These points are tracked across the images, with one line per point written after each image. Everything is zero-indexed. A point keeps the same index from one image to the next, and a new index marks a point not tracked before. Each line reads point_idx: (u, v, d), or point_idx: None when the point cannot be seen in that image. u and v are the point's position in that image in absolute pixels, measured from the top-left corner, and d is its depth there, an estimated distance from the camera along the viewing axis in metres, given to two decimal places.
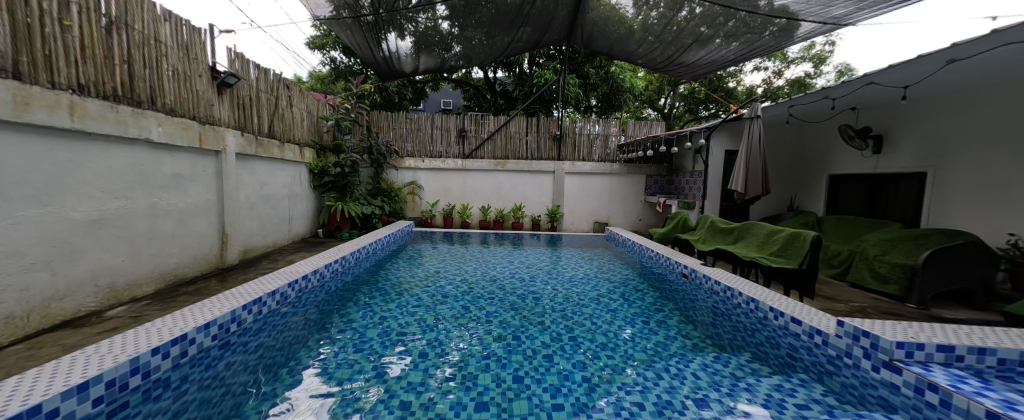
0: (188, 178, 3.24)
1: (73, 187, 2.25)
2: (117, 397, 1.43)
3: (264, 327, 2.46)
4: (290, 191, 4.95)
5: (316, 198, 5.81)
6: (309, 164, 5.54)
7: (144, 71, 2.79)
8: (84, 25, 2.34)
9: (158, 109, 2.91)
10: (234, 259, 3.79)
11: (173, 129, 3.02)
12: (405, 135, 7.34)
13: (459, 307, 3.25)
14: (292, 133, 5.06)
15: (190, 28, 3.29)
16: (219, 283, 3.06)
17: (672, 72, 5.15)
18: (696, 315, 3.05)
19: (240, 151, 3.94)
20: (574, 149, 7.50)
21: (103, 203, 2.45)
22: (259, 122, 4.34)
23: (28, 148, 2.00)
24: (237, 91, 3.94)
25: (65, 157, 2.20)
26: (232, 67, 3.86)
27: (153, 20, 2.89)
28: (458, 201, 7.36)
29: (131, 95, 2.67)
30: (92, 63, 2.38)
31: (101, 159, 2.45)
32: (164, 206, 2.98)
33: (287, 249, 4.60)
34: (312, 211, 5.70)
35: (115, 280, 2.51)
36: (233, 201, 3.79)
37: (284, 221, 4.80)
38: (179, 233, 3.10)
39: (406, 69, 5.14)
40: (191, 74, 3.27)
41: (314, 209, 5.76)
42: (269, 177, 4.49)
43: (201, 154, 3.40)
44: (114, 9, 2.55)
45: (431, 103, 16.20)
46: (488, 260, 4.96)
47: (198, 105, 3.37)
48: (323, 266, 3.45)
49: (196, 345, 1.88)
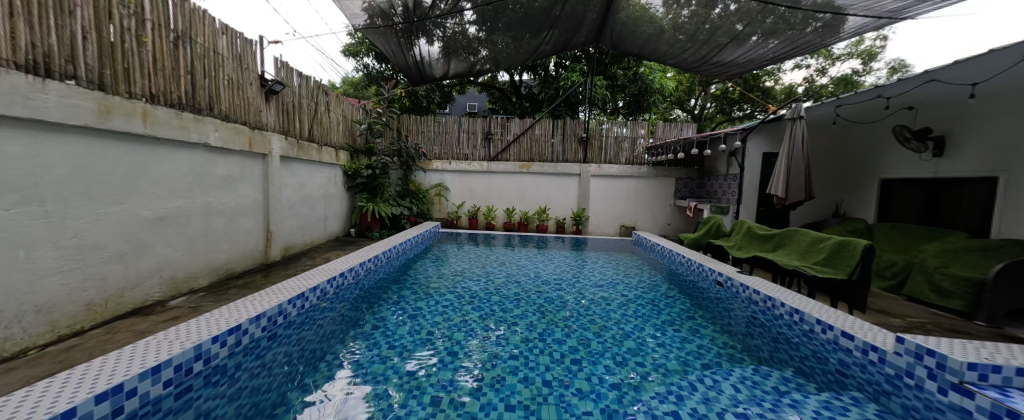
0: (239, 179, 3.47)
1: (141, 186, 2.48)
2: (183, 380, 1.58)
3: (308, 321, 2.61)
4: (326, 191, 5.19)
5: (349, 199, 6.06)
6: (343, 166, 5.78)
7: (204, 81, 3.03)
8: (156, 40, 2.58)
9: (215, 115, 3.14)
10: (276, 256, 4.02)
11: (228, 134, 3.25)
12: (432, 138, 7.51)
13: (485, 307, 3.29)
14: (329, 137, 5.30)
15: (244, 41, 3.54)
16: (264, 278, 3.26)
17: (706, 71, 4.97)
18: (732, 325, 2.94)
19: (284, 154, 4.18)
20: (600, 152, 7.38)
21: (167, 202, 2.67)
22: (301, 126, 4.59)
23: (108, 152, 2.23)
24: (282, 97, 4.18)
25: (137, 160, 2.43)
26: (278, 75, 4.11)
27: (213, 34, 3.14)
28: (483, 203, 7.44)
29: (192, 102, 2.91)
30: (161, 74, 2.61)
31: (167, 162, 2.67)
32: (218, 205, 3.21)
33: (322, 247, 4.81)
34: (346, 210, 5.95)
35: (176, 272, 2.73)
36: (277, 201, 4.02)
37: (320, 220, 5.04)
38: (230, 231, 3.33)
39: (437, 74, 5.27)
40: (243, 82, 3.51)
41: (347, 209, 6.00)
42: (308, 178, 4.73)
43: (250, 157, 3.64)
44: (180, 24, 2.79)
45: (457, 107, 16.56)
46: (513, 262, 4.98)
47: (249, 111, 3.61)
48: (357, 264, 3.59)
49: (248, 335, 2.03)
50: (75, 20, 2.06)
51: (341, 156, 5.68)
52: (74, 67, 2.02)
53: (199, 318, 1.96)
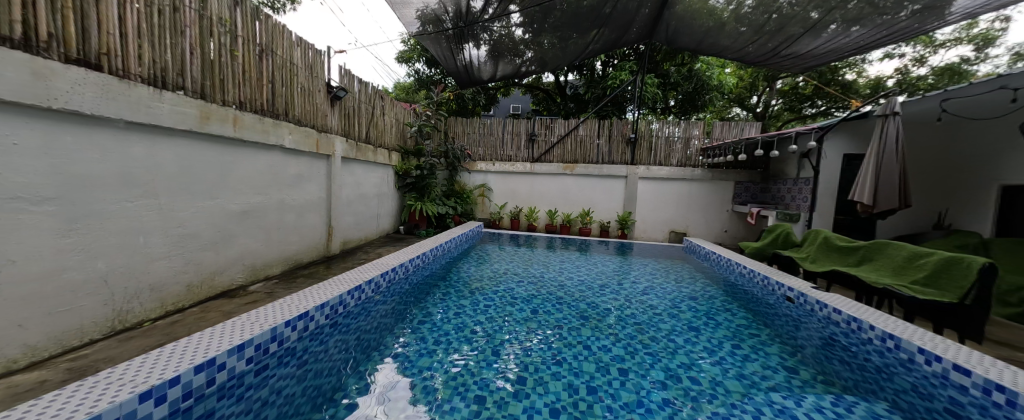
0: (307, 178, 3.80)
1: (231, 183, 2.81)
2: (259, 359, 1.78)
3: (364, 312, 2.78)
4: (379, 190, 5.51)
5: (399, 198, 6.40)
6: (395, 167, 6.11)
7: (282, 89, 3.37)
8: (245, 54, 2.94)
9: (290, 120, 3.48)
10: (336, 249, 4.34)
11: (299, 136, 3.58)
12: (477, 139, 7.67)
13: (527, 309, 3.28)
14: (383, 138, 5.64)
15: (315, 51, 3.88)
16: (326, 270, 3.53)
17: (774, 65, 4.53)
18: (804, 346, 2.63)
19: (345, 155, 4.51)
20: (649, 153, 7.03)
21: (249, 197, 3.01)
22: (360, 129, 4.93)
23: (205, 153, 2.57)
24: (344, 102, 4.52)
25: (227, 160, 2.77)
26: (342, 82, 4.45)
27: (289, 46, 3.48)
28: (525, 204, 7.47)
29: (272, 108, 3.26)
30: (248, 83, 2.98)
31: (251, 161, 3.01)
32: (290, 201, 3.55)
33: (375, 243, 5.12)
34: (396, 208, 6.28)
35: (255, 260, 3.07)
36: (338, 199, 4.35)
37: (373, 217, 5.37)
38: (299, 225, 3.66)
39: (484, 76, 5.37)
40: (313, 89, 3.85)
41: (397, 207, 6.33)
42: (365, 178, 5.06)
43: (316, 157, 3.97)
44: (264, 39, 3.14)
45: (501, 109, 16.84)
46: (554, 264, 4.92)
47: (318, 116, 3.95)
48: (406, 261, 3.77)
49: (315, 321, 2.21)
50: (185, 39, 2.43)
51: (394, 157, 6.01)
52: (183, 80, 2.41)
53: (278, 303, 2.20)
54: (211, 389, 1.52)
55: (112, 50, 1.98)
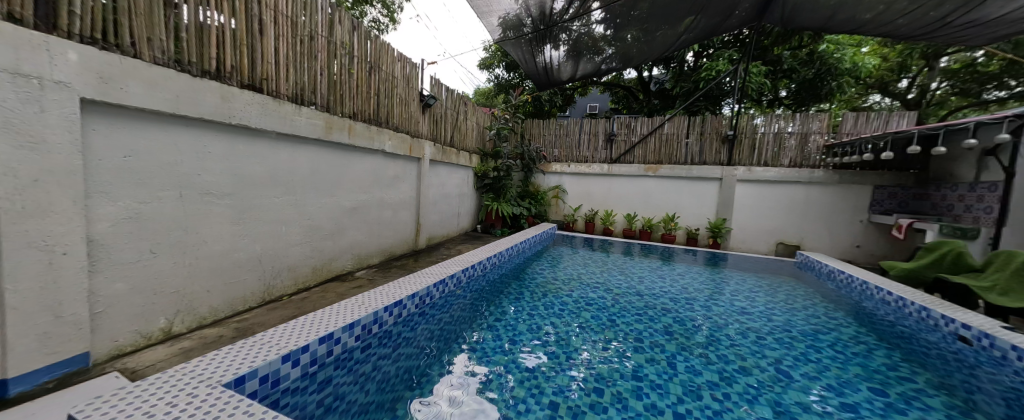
0: (402, 179, 4.27)
1: (344, 184, 3.41)
2: (351, 346, 2.26)
3: (435, 309, 3.14)
4: (460, 191, 5.89)
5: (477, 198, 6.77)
6: (474, 168, 6.43)
7: (384, 100, 3.89)
8: (359, 71, 3.49)
9: (389, 127, 3.98)
10: (423, 244, 4.78)
11: (397, 142, 4.05)
12: (553, 140, 7.65)
13: (603, 317, 3.15)
14: (466, 142, 6.03)
15: (412, 65, 4.33)
16: (414, 262, 3.92)
17: (942, 36, 3.52)
18: (988, 406, 1.98)
19: (433, 158, 4.92)
20: (752, 153, 6.11)
21: (357, 196, 3.58)
22: (446, 134, 5.34)
23: (327, 158, 3.18)
24: (434, 109, 4.95)
25: (342, 162, 3.36)
26: (433, 91, 4.90)
27: (392, 61, 3.97)
28: (601, 207, 7.22)
29: (377, 117, 3.79)
30: (360, 96, 3.53)
31: (359, 164, 3.58)
32: (388, 199, 4.03)
33: (456, 240, 5.49)
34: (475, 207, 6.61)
35: (360, 250, 3.65)
36: (426, 198, 4.77)
37: (455, 216, 5.76)
38: (394, 220, 4.13)
39: (563, 77, 5.30)
40: (409, 98, 4.31)
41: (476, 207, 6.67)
42: (449, 178, 5.47)
43: (410, 160, 4.41)
44: (372, 57, 3.66)
45: (579, 109, 16.52)
46: (632, 272, 4.62)
47: (412, 123, 4.42)
48: (479, 262, 3.97)
49: (392, 317, 2.64)
50: (318, 62, 3.03)
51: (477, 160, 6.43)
52: (317, 96, 3.03)
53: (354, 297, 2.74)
54: (317, 367, 2.02)
55: (270, 76, 2.61)
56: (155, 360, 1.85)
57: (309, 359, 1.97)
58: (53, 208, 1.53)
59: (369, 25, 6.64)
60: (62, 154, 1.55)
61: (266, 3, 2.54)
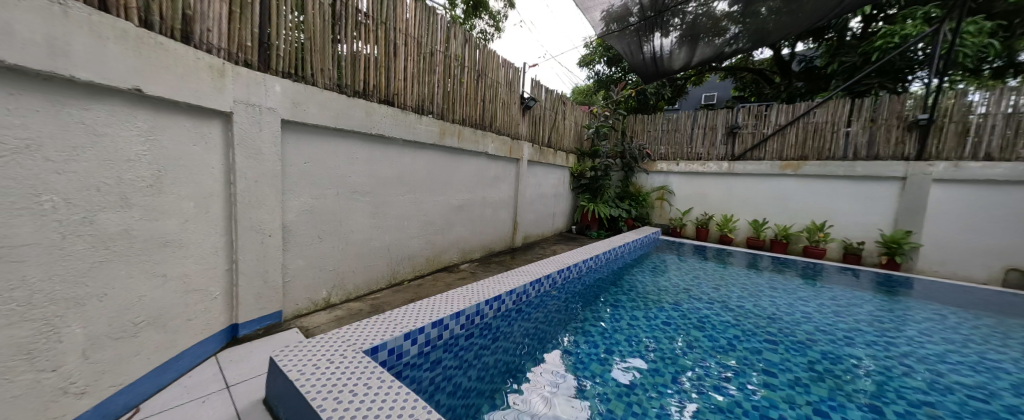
0: (502, 179, 4.57)
1: (453, 184, 3.78)
2: (457, 332, 2.45)
3: (530, 307, 3.19)
4: (556, 191, 5.93)
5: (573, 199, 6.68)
6: (570, 168, 6.36)
7: (489, 105, 4.18)
8: (468, 80, 3.82)
9: (492, 130, 4.28)
10: (520, 242, 5.05)
11: (498, 144, 4.33)
12: (659, 137, 7.06)
13: (719, 338, 2.73)
14: (563, 141, 6.02)
15: (515, 69, 4.54)
16: (511, 260, 4.28)
17: None
18: None
19: (531, 159, 5.09)
20: (962, 144, 4.43)
21: (463, 195, 3.96)
22: (544, 134, 5.43)
23: (440, 161, 3.57)
24: (533, 111, 5.10)
25: (452, 164, 3.74)
26: (533, 93, 5.04)
27: (498, 68, 4.24)
28: (718, 211, 6.37)
29: (481, 121, 4.10)
30: (468, 103, 3.87)
31: (465, 166, 3.93)
32: (489, 199, 4.37)
33: (550, 240, 5.59)
34: (569, 208, 6.55)
35: (464, 245, 4.05)
36: (523, 198, 4.99)
37: (551, 216, 5.83)
38: (493, 218, 4.47)
39: (675, 66, 4.76)
40: (510, 102, 4.56)
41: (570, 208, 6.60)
42: (545, 179, 5.57)
43: (510, 161, 4.68)
44: (480, 65, 3.97)
45: (692, 99, 14.51)
46: (758, 289, 3.88)
47: (512, 125, 4.66)
48: (574, 264, 3.86)
49: (492, 310, 2.77)
50: (436, 74, 3.42)
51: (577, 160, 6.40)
52: (434, 106, 3.42)
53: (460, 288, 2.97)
54: (430, 347, 2.26)
55: (400, 91, 3.04)
56: (319, 323, 2.36)
57: (424, 340, 2.20)
58: (265, 201, 2.10)
59: (479, 37, 6.44)
60: (270, 162, 2.11)
61: (398, 28, 2.96)
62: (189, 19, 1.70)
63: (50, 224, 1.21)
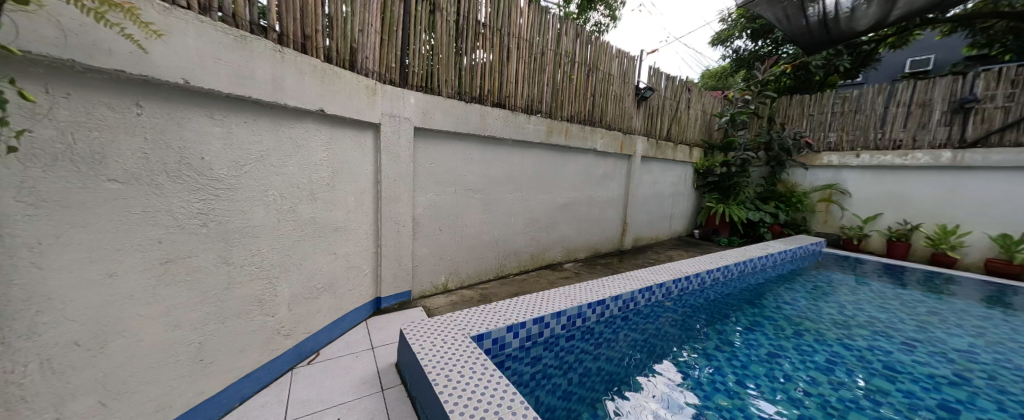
0: (611, 177, 4.37)
1: (559, 182, 3.77)
2: (557, 332, 2.40)
3: (637, 316, 2.89)
4: (674, 189, 5.46)
5: (696, 198, 6.05)
6: (694, 164, 5.73)
7: (600, 100, 4.01)
8: (578, 75, 3.72)
9: (602, 126, 4.10)
10: (629, 244, 4.83)
11: (608, 140, 4.13)
12: (827, 121, 5.48)
13: (923, 399, 1.96)
14: (686, 134, 5.41)
15: (630, 59, 4.25)
16: (619, 263, 4.12)
17: None
18: None
19: (645, 154, 4.74)
20: None
21: (569, 193, 3.91)
22: (662, 127, 4.97)
23: (547, 160, 3.60)
24: (650, 102, 4.70)
25: (559, 162, 3.72)
26: (650, 82, 4.64)
27: (610, 60, 4.03)
28: (927, 219, 4.62)
29: (591, 118, 3.96)
30: (577, 100, 3.78)
31: (572, 164, 3.87)
32: (596, 198, 4.23)
33: (665, 244, 5.26)
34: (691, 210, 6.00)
35: (568, 244, 4.02)
36: (634, 197, 4.71)
37: (667, 217, 5.45)
38: (601, 218, 4.33)
39: (859, 26, 3.60)
40: (624, 94, 4.28)
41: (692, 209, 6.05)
42: (661, 177, 5.13)
43: (620, 157, 4.45)
44: (591, 59, 3.82)
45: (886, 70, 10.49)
46: (1005, 339, 2.63)
47: (625, 119, 4.39)
48: (694, 274, 3.32)
49: (595, 314, 2.61)
50: (546, 74, 3.43)
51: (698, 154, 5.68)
52: (543, 105, 3.45)
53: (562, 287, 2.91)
54: (531, 343, 2.27)
55: (511, 94, 3.17)
56: (438, 305, 2.68)
57: (525, 335, 2.23)
58: (401, 197, 2.50)
59: (592, 30, 6.32)
60: (406, 164, 2.50)
61: (512, 33, 3.08)
62: (354, 50, 2.12)
63: (273, 210, 1.70)
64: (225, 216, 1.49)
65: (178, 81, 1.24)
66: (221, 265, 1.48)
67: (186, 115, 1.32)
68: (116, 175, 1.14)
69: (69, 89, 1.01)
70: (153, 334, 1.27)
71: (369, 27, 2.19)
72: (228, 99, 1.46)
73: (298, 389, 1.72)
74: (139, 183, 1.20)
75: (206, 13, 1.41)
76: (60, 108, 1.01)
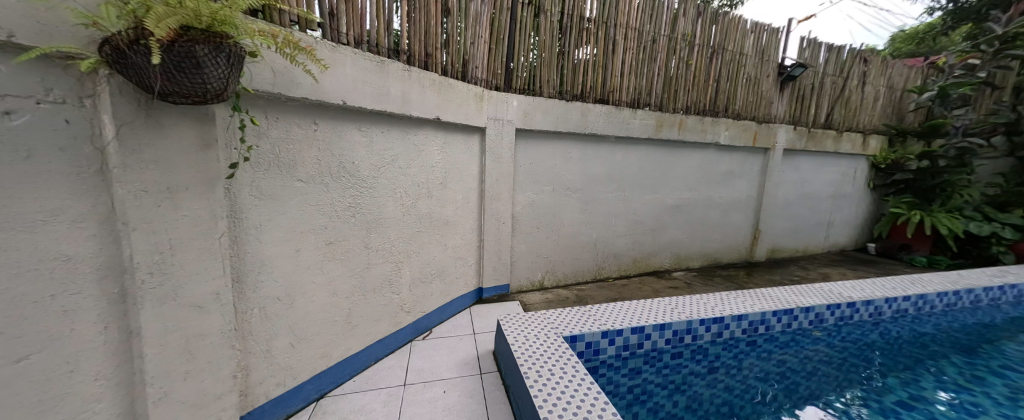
0: (738, 174, 3.69)
1: (670, 180, 3.37)
2: (661, 347, 2.15)
3: (767, 343, 2.39)
4: (835, 190, 4.38)
5: (871, 202, 4.77)
6: (871, 157, 4.51)
7: (726, 85, 3.43)
8: (699, 59, 3.24)
9: (729, 115, 3.49)
10: (762, 256, 4.02)
11: (736, 131, 3.50)
12: None
13: None
14: (856, 119, 4.27)
15: (770, 32, 3.52)
16: (747, 277, 3.44)
17: None
18: None
19: (790, 146, 3.86)
20: None
21: (682, 193, 3.45)
22: (815, 111, 3.98)
23: (655, 156, 3.26)
24: (799, 82, 3.80)
25: (670, 159, 3.33)
26: (801, 57, 3.75)
27: (743, 36, 3.40)
28: None
29: (713, 107, 3.41)
30: (696, 88, 3.30)
31: (687, 161, 3.41)
32: (717, 199, 3.64)
33: (818, 260, 4.22)
34: (862, 218, 4.74)
35: (680, 250, 3.56)
36: (771, 199, 3.90)
37: (823, 225, 4.41)
38: (723, 222, 3.71)
39: None
40: (761, 76, 3.57)
41: (863, 216, 4.75)
42: (815, 174, 4.17)
43: (753, 152, 3.72)
44: (717, 38, 3.28)
45: None
46: None
47: (761, 105, 3.65)
48: (861, 301, 2.56)
49: (709, 333, 2.25)
50: (658, 63, 3.10)
51: (869, 142, 4.43)
52: (652, 97, 3.14)
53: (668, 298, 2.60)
54: (629, 353, 2.09)
55: (615, 88, 2.99)
56: (534, 301, 2.74)
57: (622, 344, 2.06)
58: (502, 195, 2.64)
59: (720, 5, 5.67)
60: (507, 164, 2.62)
61: (619, 23, 2.89)
62: (466, 61, 2.33)
63: (400, 204, 2.03)
64: (367, 209, 1.85)
65: (339, 102, 1.58)
66: (363, 249, 1.84)
67: (344, 129, 1.69)
68: (302, 176, 1.53)
69: (277, 114, 1.42)
70: (321, 298, 1.67)
71: (479, 38, 2.38)
72: (371, 114, 1.80)
73: (415, 359, 2.01)
74: (316, 182, 1.59)
75: (359, 45, 1.76)
76: (272, 128, 1.41)
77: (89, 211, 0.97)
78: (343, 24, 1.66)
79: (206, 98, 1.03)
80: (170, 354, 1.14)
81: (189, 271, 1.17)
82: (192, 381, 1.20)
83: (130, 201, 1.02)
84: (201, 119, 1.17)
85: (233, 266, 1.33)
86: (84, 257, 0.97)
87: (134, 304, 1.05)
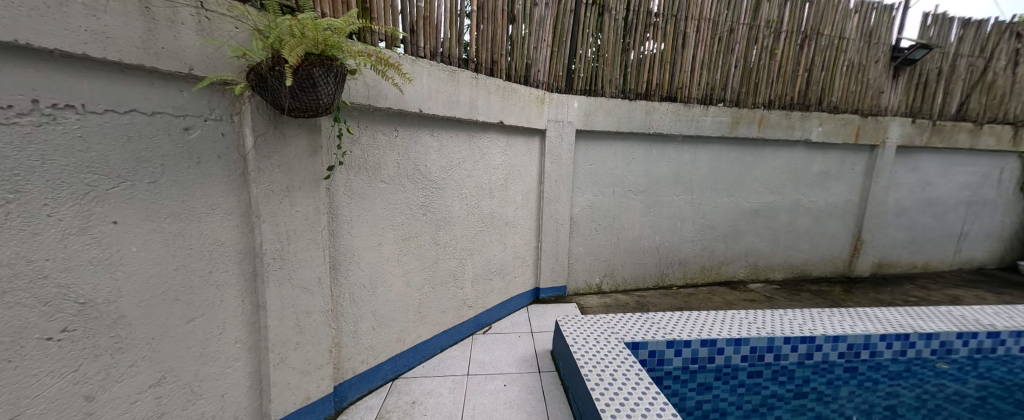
0: (834, 176, 3.21)
1: (748, 182, 3.07)
2: (736, 363, 1.96)
3: (873, 371, 2.05)
4: (970, 195, 3.58)
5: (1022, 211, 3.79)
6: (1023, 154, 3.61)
7: (820, 74, 3.01)
8: (785, 48, 2.90)
9: (823, 108, 3.06)
10: (864, 271, 3.44)
11: (832, 126, 3.05)
12: None
13: None
14: (1004, 108, 3.45)
15: (880, 10, 3.01)
16: (844, 294, 2.98)
17: None
18: None
19: (906, 142, 3.25)
20: None
21: (762, 197, 3.11)
22: (942, 101, 3.31)
23: (729, 156, 2.99)
24: (919, 66, 3.19)
25: (748, 160, 3.03)
26: (924, 37, 3.14)
27: (843, 18, 2.96)
28: None
29: (803, 99, 3.02)
30: (782, 79, 2.95)
31: (769, 161, 3.06)
32: (807, 203, 3.21)
33: (944, 279, 3.48)
34: (1009, 230, 3.80)
35: (757, 259, 3.21)
36: (879, 205, 3.32)
37: (951, 237, 3.62)
38: (813, 230, 3.27)
39: None
40: (866, 62, 3.07)
41: (1011, 229, 3.81)
42: (940, 175, 3.45)
43: (854, 150, 3.21)
44: (810, 22, 2.90)
45: None
46: None
47: (866, 95, 3.14)
48: (1010, 332, 2.06)
49: (797, 354, 1.99)
50: (734, 55, 2.84)
51: None
52: (727, 92, 2.89)
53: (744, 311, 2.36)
54: (698, 367, 1.94)
55: (684, 84, 2.81)
56: (592, 305, 2.69)
57: (690, 356, 1.93)
58: (561, 197, 2.65)
59: None
60: (567, 165, 2.62)
61: (691, 16, 2.71)
62: (528, 66, 2.39)
63: (466, 204, 2.15)
64: (437, 208, 1.99)
65: (416, 110, 1.72)
66: (433, 245, 2.00)
67: (418, 134, 1.84)
68: (383, 177, 1.71)
69: (367, 123, 1.60)
70: (398, 288, 1.85)
71: (542, 42, 2.42)
72: (442, 120, 1.94)
73: (477, 352, 2.12)
74: (394, 183, 1.76)
75: (434, 57, 1.90)
76: (362, 135, 1.59)
77: (235, 206, 1.20)
78: (421, 39, 1.82)
79: (319, 112, 1.21)
80: (285, 327, 1.36)
81: (300, 258, 1.38)
82: (300, 352, 1.42)
83: (263, 199, 1.24)
84: (311, 129, 1.38)
85: (331, 256, 1.53)
86: (230, 242, 1.20)
87: (262, 283, 1.27)
